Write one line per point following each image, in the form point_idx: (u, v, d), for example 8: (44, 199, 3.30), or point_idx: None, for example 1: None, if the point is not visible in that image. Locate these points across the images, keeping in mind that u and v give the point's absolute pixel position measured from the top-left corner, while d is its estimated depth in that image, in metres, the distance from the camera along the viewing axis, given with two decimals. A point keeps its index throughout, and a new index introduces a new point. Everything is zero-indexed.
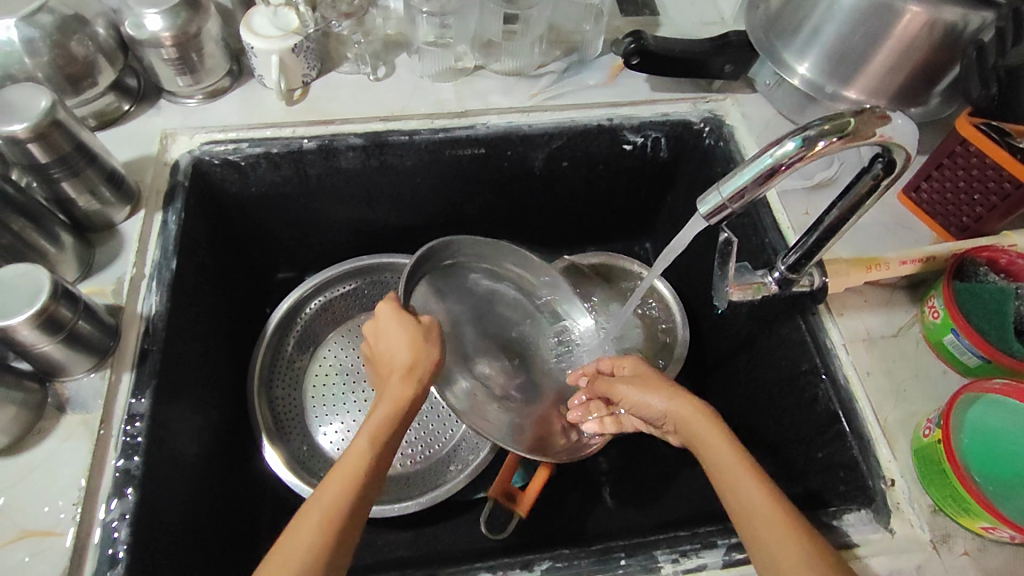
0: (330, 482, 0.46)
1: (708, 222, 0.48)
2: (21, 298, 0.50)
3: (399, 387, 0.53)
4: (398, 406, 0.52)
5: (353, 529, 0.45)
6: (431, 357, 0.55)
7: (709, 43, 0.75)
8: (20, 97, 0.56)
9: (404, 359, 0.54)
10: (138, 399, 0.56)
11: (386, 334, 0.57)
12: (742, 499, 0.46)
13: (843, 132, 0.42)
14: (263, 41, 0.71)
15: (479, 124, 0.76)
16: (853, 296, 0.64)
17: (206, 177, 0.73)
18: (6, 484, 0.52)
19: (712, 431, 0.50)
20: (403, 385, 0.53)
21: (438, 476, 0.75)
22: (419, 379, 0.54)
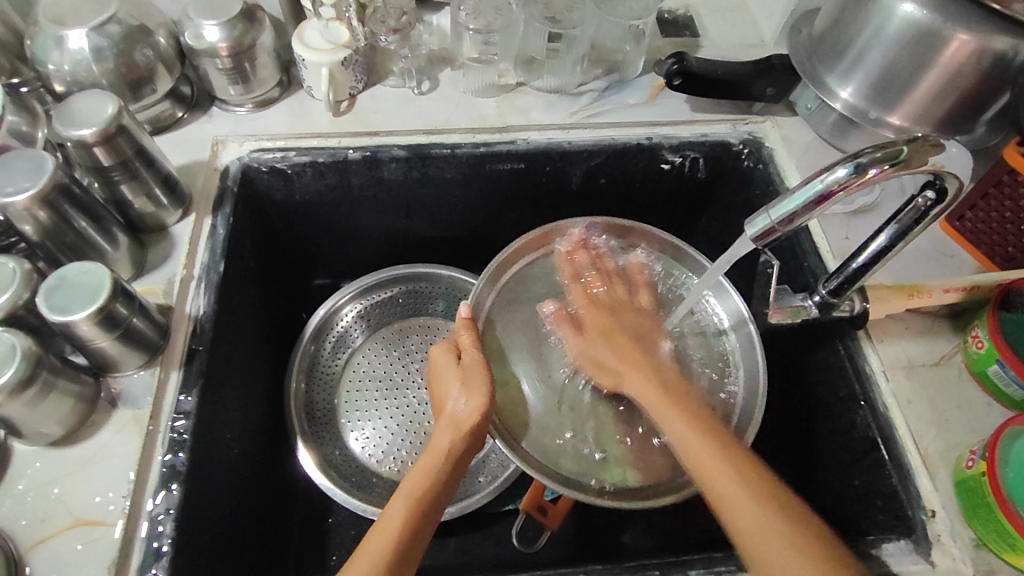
0: (370, 538, 0.49)
1: (756, 244, 0.48)
2: (84, 295, 0.52)
3: (440, 438, 0.55)
4: (436, 452, 0.54)
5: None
6: (469, 404, 0.55)
7: (751, 67, 0.76)
8: (89, 102, 0.58)
9: (448, 409, 0.56)
10: (186, 397, 0.58)
11: (439, 380, 0.60)
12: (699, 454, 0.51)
13: (895, 160, 0.44)
14: (314, 53, 0.73)
15: (520, 139, 0.77)
16: (893, 323, 0.64)
17: (253, 183, 0.75)
18: (58, 475, 0.53)
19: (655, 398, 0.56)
20: (443, 435, 0.55)
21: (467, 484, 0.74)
22: (460, 429, 0.55)
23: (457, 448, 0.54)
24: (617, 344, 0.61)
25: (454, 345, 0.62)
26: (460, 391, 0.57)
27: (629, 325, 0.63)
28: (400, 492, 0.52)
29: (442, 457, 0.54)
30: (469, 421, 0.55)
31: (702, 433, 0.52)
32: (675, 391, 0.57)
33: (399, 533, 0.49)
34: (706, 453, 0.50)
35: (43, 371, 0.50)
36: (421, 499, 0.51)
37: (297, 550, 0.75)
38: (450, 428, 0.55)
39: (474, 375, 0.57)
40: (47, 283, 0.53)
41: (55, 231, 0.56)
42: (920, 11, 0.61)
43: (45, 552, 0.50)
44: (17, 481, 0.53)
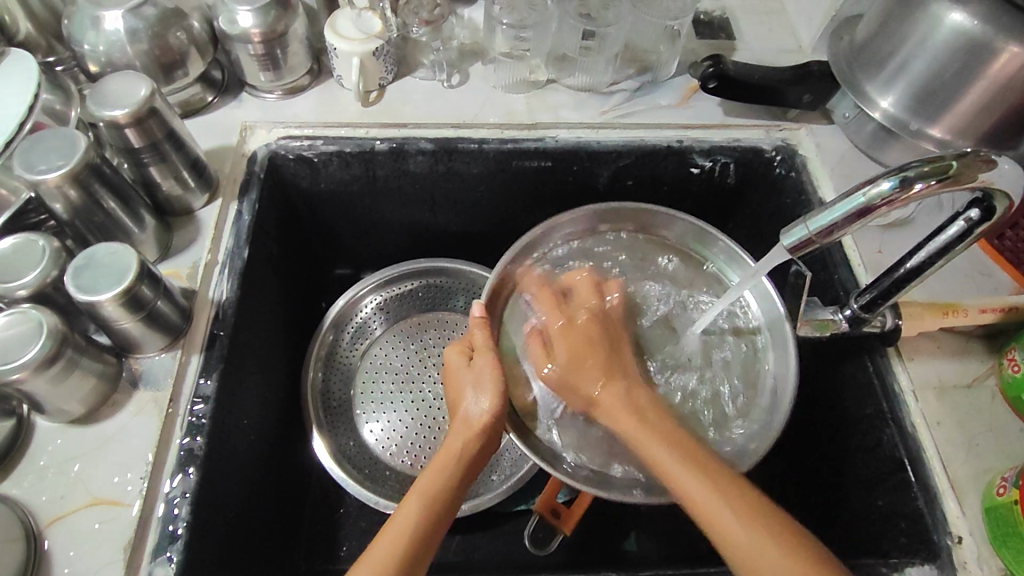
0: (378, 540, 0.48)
1: (792, 254, 0.48)
2: (111, 276, 0.52)
3: (453, 439, 0.54)
4: (446, 454, 0.54)
5: None
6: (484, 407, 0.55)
7: (790, 73, 0.74)
8: (124, 83, 0.59)
9: (463, 411, 0.56)
10: (205, 380, 0.58)
11: (454, 379, 0.59)
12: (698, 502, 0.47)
13: (944, 175, 0.42)
14: (345, 42, 0.73)
15: (548, 136, 0.76)
16: (925, 342, 0.62)
17: (279, 171, 0.75)
18: (79, 452, 0.54)
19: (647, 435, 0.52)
20: (456, 436, 0.54)
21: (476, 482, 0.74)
22: (474, 429, 0.55)
23: (471, 450, 0.54)
24: (586, 347, 0.58)
25: (469, 343, 0.61)
26: (475, 394, 0.56)
27: (595, 335, 0.59)
28: (413, 492, 0.51)
29: (453, 462, 0.53)
30: (481, 422, 0.55)
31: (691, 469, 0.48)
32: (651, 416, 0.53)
33: (411, 536, 0.48)
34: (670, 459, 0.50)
35: (68, 349, 0.51)
36: (437, 502, 0.50)
37: (306, 539, 0.75)
38: (463, 431, 0.55)
39: (490, 374, 0.57)
40: (75, 262, 0.53)
41: (84, 210, 0.57)
42: (970, 20, 0.59)
43: (65, 528, 0.50)
44: (39, 456, 0.53)
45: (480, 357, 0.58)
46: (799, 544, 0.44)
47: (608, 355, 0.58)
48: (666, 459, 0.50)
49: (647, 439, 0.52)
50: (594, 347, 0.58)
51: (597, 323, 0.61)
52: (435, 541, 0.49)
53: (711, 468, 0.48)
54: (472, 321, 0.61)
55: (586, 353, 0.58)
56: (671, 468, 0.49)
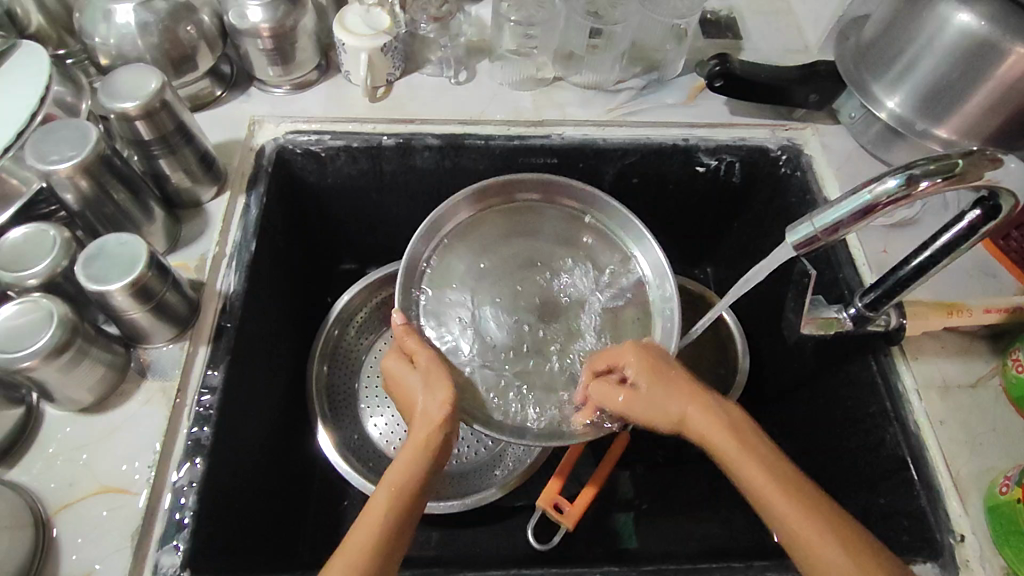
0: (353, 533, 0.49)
1: (798, 251, 0.49)
2: (121, 266, 0.53)
3: (415, 430, 0.54)
4: (412, 446, 0.53)
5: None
6: (439, 398, 0.55)
7: (797, 72, 0.74)
8: (135, 76, 0.59)
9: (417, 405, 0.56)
10: (213, 371, 0.58)
11: (403, 378, 0.59)
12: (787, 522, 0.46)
13: (950, 174, 0.42)
14: (354, 38, 0.73)
15: (555, 133, 0.77)
16: (929, 341, 0.62)
17: (287, 165, 0.75)
18: (87, 440, 0.54)
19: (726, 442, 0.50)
20: (418, 427, 0.54)
21: (469, 481, 0.74)
22: (432, 420, 0.54)
23: (435, 439, 0.53)
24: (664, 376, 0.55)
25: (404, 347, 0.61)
26: (426, 389, 0.56)
27: (672, 365, 0.56)
28: (380, 487, 0.51)
29: (419, 450, 0.53)
30: (440, 415, 0.54)
31: (778, 487, 0.47)
32: (743, 429, 0.51)
33: (381, 533, 0.48)
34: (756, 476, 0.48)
35: (78, 338, 0.51)
36: (403, 494, 0.50)
37: (311, 531, 0.75)
38: (422, 425, 0.54)
39: (435, 371, 0.57)
40: (85, 253, 0.54)
41: (95, 201, 0.57)
42: (977, 21, 0.59)
43: (73, 515, 0.51)
44: (48, 444, 0.54)
45: (426, 355, 0.58)
46: (848, 529, 0.46)
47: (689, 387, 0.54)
48: (756, 474, 0.48)
49: (733, 449, 0.50)
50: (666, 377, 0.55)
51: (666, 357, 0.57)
52: (405, 536, 0.50)
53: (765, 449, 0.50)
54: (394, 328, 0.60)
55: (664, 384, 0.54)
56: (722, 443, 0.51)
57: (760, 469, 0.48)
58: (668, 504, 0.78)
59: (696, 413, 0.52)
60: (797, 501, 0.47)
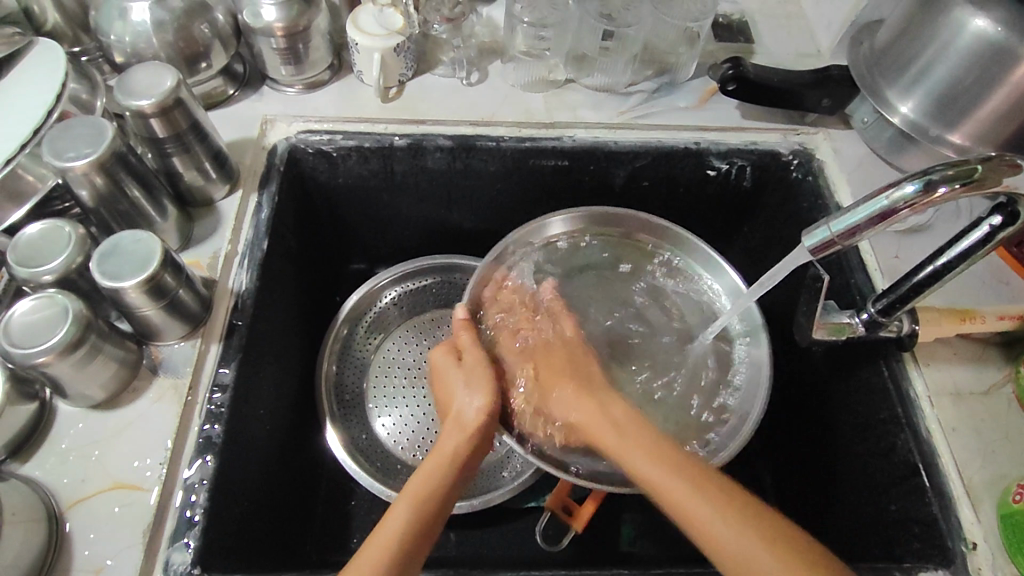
0: (368, 544, 0.47)
1: (814, 255, 0.49)
2: (135, 263, 0.53)
3: (446, 439, 0.55)
4: (440, 454, 0.54)
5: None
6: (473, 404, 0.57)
7: (810, 76, 0.74)
8: (150, 74, 0.59)
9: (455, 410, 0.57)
10: (224, 369, 0.59)
11: (448, 379, 0.61)
12: (676, 502, 0.48)
13: (968, 179, 0.42)
14: (367, 38, 0.73)
15: (566, 136, 0.77)
16: (940, 348, 0.62)
17: (299, 164, 0.75)
18: (100, 437, 0.54)
19: (624, 443, 0.53)
20: (449, 437, 0.55)
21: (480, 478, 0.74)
22: (465, 428, 0.56)
23: (463, 449, 0.54)
24: (555, 368, 0.61)
25: (455, 344, 0.63)
26: (465, 393, 0.58)
27: (563, 360, 0.62)
28: (401, 495, 0.50)
29: (447, 459, 0.53)
30: (475, 424, 0.56)
31: (671, 471, 0.49)
32: (626, 425, 0.54)
33: (399, 544, 0.47)
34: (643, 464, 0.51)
35: (92, 334, 0.51)
36: (428, 498, 0.50)
37: (319, 528, 0.75)
38: (455, 431, 0.56)
39: (478, 373, 0.59)
40: (100, 249, 0.54)
41: (109, 198, 0.57)
42: (993, 27, 0.59)
43: (85, 510, 0.51)
44: (61, 440, 0.54)
45: (466, 359, 0.60)
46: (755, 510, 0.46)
47: (562, 377, 0.60)
48: (641, 464, 0.51)
49: (625, 446, 0.53)
50: (552, 368, 0.61)
51: (561, 347, 0.64)
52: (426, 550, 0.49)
53: (655, 444, 0.52)
54: (456, 323, 0.63)
55: (552, 374, 0.61)
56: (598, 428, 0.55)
57: (652, 462, 0.50)
58: None
59: (584, 412, 0.57)
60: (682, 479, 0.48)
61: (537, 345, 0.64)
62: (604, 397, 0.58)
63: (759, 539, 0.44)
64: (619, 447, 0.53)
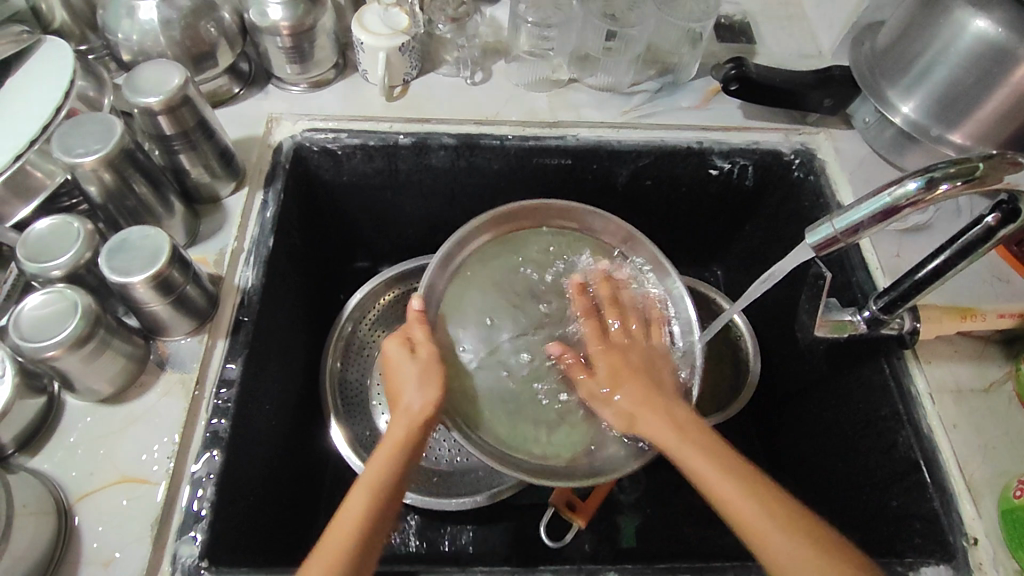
0: (326, 536, 0.48)
1: (816, 252, 0.49)
2: (144, 258, 0.54)
3: (394, 430, 0.54)
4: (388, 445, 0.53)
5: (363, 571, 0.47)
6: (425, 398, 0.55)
7: (812, 77, 0.75)
8: (157, 71, 0.60)
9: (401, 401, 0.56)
10: (231, 365, 0.59)
11: (392, 369, 0.58)
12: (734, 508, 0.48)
13: (969, 177, 0.43)
14: (372, 37, 0.74)
15: (570, 135, 0.77)
16: (942, 345, 0.62)
17: (304, 162, 0.76)
18: (107, 431, 0.55)
19: (684, 444, 0.52)
20: (397, 428, 0.54)
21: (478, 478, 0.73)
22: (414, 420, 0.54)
23: (412, 441, 0.53)
24: (627, 368, 0.59)
25: (407, 333, 0.60)
26: (416, 387, 0.56)
27: (638, 362, 0.60)
28: (356, 489, 0.50)
29: (397, 452, 0.52)
30: (423, 416, 0.54)
31: (733, 478, 0.49)
32: (689, 427, 0.53)
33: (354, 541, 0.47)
34: (704, 466, 0.50)
35: (101, 329, 0.52)
36: (382, 494, 0.50)
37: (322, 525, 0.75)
38: (402, 424, 0.54)
39: (433, 371, 0.57)
40: (109, 244, 0.54)
41: (117, 194, 0.58)
42: (994, 28, 0.60)
43: (93, 503, 0.51)
44: (69, 434, 0.54)
45: (418, 352, 0.58)
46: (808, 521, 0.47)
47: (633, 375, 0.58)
48: (708, 471, 0.50)
49: (686, 450, 0.52)
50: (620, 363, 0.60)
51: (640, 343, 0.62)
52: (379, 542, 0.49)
53: (719, 449, 0.52)
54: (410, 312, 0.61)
55: (614, 372, 0.59)
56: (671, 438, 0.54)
57: (719, 470, 0.50)
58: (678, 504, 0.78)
59: (647, 411, 0.55)
60: (743, 486, 0.49)
61: (623, 341, 0.62)
62: (668, 398, 0.56)
63: (819, 553, 0.45)
64: (676, 446, 0.52)
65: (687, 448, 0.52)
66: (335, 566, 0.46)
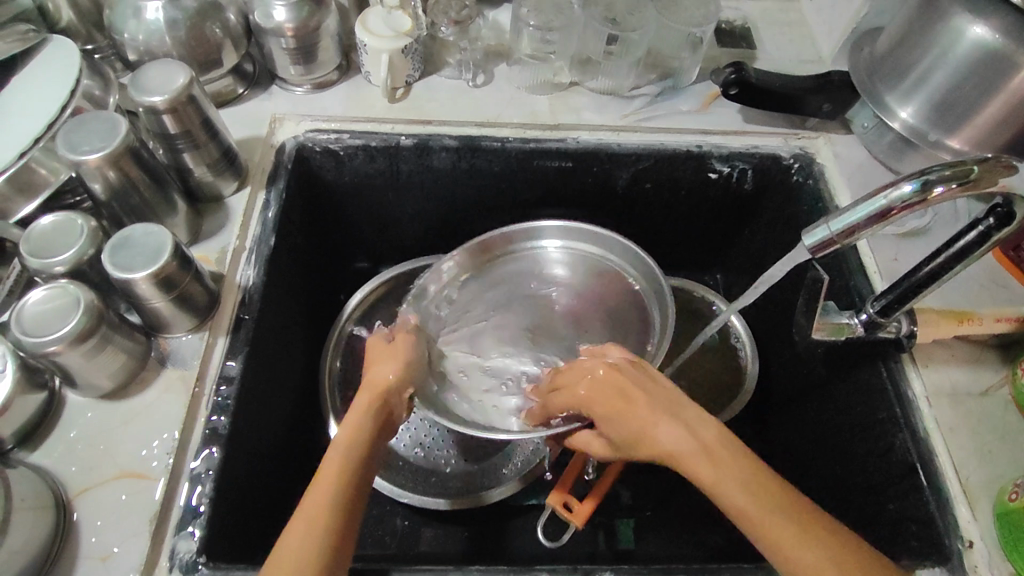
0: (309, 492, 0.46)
1: (813, 254, 0.49)
2: (146, 255, 0.54)
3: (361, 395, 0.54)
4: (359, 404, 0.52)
5: (347, 530, 0.45)
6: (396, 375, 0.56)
7: (811, 82, 0.76)
8: (162, 70, 0.60)
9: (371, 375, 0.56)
10: (231, 363, 0.59)
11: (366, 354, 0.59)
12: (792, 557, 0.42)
13: (964, 180, 0.43)
14: (375, 39, 0.75)
15: (570, 138, 0.78)
16: (938, 349, 0.63)
17: (306, 162, 0.76)
18: (108, 427, 0.55)
19: (720, 475, 0.45)
20: (365, 395, 0.54)
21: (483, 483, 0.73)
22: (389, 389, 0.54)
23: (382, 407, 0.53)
24: (626, 401, 0.50)
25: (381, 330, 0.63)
26: (385, 364, 0.57)
27: (631, 384, 0.51)
28: (333, 445, 0.49)
29: (369, 410, 0.52)
30: (388, 386, 0.54)
31: (787, 519, 0.43)
32: (722, 453, 0.45)
33: (338, 492, 0.45)
34: (749, 505, 0.43)
35: (102, 325, 0.52)
36: (357, 447, 0.49)
37: None
38: (369, 391, 0.54)
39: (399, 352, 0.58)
40: (112, 241, 0.55)
41: (121, 191, 0.58)
42: (992, 34, 0.60)
43: (92, 498, 0.52)
44: (69, 429, 0.55)
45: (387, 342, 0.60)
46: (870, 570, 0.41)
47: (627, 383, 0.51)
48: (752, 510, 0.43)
49: (723, 483, 0.44)
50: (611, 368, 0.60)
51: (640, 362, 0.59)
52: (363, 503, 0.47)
53: (762, 480, 0.44)
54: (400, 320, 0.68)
55: (623, 406, 0.50)
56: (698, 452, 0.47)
57: (770, 510, 0.43)
58: (675, 507, 0.78)
59: (671, 436, 0.47)
60: (800, 530, 0.42)
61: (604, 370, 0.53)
62: (686, 413, 0.48)
63: None
64: (713, 480, 0.45)
65: (727, 483, 0.44)
66: (319, 517, 0.44)
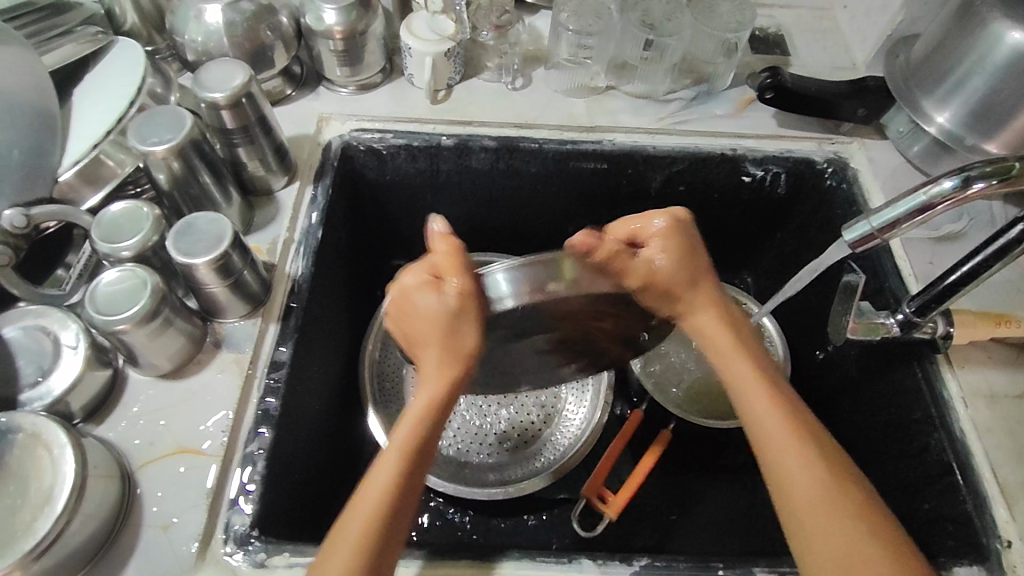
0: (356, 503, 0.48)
1: (854, 249, 0.50)
2: (207, 242, 0.57)
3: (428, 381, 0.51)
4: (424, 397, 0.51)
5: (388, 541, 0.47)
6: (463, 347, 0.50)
7: (846, 87, 0.77)
8: (223, 69, 0.64)
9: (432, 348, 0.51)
10: (281, 349, 0.62)
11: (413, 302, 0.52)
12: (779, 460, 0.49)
13: (1004, 176, 0.44)
14: (420, 42, 0.77)
15: (606, 140, 0.80)
16: (975, 351, 0.63)
17: (351, 161, 0.79)
18: (166, 405, 0.58)
19: (757, 395, 0.52)
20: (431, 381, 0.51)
21: (484, 476, 0.74)
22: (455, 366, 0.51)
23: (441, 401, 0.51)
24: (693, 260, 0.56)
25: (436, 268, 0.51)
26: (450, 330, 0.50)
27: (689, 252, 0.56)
28: (391, 451, 0.49)
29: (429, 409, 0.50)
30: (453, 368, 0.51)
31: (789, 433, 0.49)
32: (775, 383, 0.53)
33: (382, 506, 0.47)
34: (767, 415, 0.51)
35: (165, 306, 0.55)
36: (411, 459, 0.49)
37: None
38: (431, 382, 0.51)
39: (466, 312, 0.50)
40: (176, 228, 0.58)
41: (183, 182, 0.61)
42: None
43: (153, 470, 0.54)
44: (130, 406, 0.58)
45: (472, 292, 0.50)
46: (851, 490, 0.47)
47: (707, 284, 0.57)
48: (769, 421, 0.50)
49: (755, 396, 0.52)
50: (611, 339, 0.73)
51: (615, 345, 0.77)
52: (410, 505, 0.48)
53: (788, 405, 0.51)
54: (433, 238, 0.51)
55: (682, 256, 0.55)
56: (782, 444, 0.49)
57: (782, 421, 0.50)
58: (706, 504, 0.78)
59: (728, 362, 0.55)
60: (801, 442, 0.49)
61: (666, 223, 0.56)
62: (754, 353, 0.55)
63: (854, 521, 0.45)
64: (750, 396, 0.52)
65: (759, 398, 0.52)
66: (361, 539, 0.46)
